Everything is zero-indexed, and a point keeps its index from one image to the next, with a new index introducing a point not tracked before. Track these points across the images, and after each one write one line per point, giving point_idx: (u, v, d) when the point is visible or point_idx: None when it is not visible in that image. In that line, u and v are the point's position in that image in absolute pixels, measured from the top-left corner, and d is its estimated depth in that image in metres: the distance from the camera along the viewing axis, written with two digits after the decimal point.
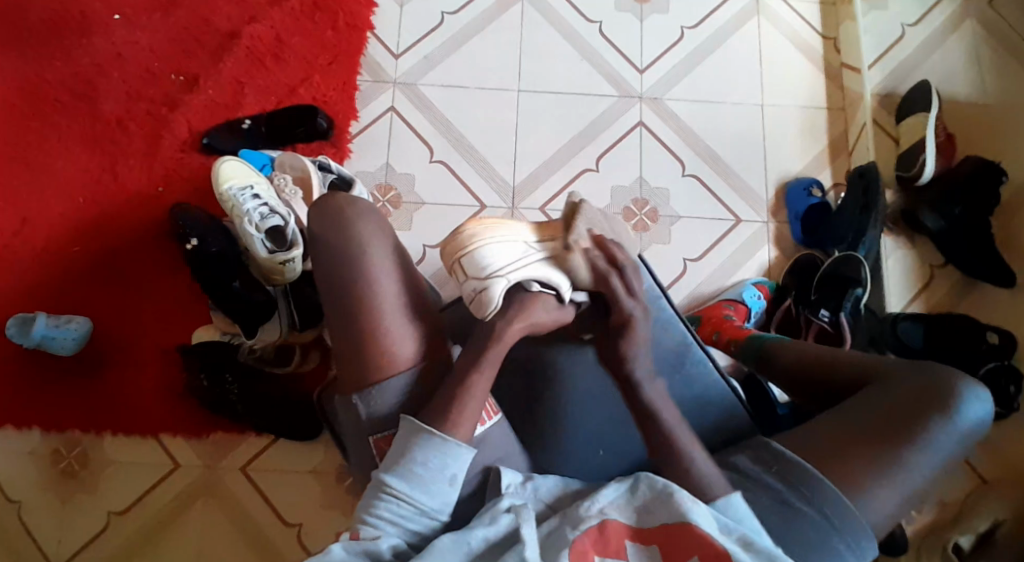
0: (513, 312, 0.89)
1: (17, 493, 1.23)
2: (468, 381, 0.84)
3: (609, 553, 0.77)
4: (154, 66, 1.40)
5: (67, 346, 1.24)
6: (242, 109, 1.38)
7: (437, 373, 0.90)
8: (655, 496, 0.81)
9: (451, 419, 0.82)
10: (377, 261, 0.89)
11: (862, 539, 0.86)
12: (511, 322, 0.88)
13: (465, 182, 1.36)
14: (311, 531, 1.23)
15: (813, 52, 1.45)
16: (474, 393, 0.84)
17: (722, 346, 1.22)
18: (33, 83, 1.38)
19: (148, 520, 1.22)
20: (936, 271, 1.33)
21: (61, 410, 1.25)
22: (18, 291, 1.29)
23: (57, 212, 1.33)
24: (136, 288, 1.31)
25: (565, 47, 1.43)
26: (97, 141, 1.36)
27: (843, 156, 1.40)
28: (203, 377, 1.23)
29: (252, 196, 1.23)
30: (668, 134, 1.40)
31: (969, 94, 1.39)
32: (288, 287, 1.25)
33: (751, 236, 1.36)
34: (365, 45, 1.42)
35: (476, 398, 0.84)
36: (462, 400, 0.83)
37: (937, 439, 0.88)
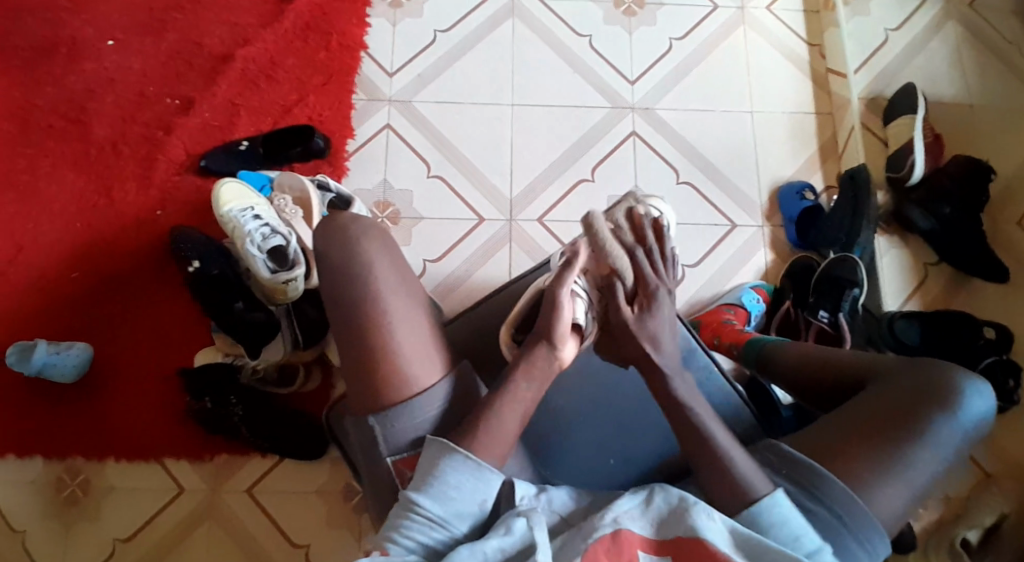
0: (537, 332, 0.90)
1: (19, 523, 1.21)
2: (496, 403, 0.86)
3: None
4: (148, 90, 1.40)
5: (67, 372, 1.23)
6: (238, 130, 1.39)
7: (463, 389, 0.92)
8: (671, 509, 0.81)
9: (472, 434, 0.84)
10: (382, 274, 0.91)
11: (873, 536, 0.87)
12: (534, 344, 0.90)
13: (462, 197, 1.37)
14: (318, 551, 1.22)
15: (800, 59, 1.48)
16: (503, 411, 0.86)
17: (723, 351, 1.23)
18: (27, 110, 1.38)
19: (150, 548, 1.21)
20: (930, 269, 1.35)
21: (63, 437, 1.24)
22: (16, 318, 1.28)
23: (54, 238, 1.33)
24: (136, 312, 1.30)
25: (556, 61, 1.45)
26: (92, 166, 1.36)
27: (833, 160, 1.42)
28: (206, 399, 1.23)
29: (252, 218, 1.23)
30: (661, 143, 1.42)
31: (954, 96, 1.42)
32: (290, 306, 1.24)
33: (746, 241, 1.38)
34: (358, 64, 1.44)
35: (504, 416, 0.86)
36: (487, 419, 0.85)
37: (941, 436, 0.89)
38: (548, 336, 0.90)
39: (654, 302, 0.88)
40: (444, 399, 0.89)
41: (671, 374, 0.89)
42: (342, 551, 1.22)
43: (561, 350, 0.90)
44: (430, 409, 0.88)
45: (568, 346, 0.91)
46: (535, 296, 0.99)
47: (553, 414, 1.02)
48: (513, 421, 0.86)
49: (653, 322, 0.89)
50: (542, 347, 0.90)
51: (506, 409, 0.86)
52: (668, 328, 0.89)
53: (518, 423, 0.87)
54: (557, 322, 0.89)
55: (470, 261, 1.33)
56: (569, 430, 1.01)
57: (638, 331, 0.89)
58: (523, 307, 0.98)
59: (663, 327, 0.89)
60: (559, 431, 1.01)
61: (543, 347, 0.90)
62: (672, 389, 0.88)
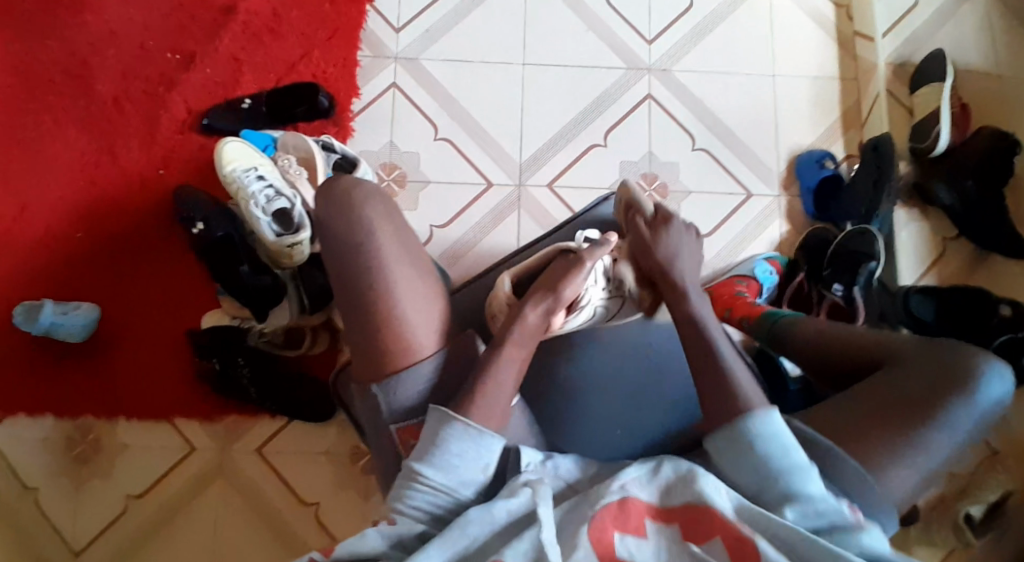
0: (535, 297, 0.91)
1: (30, 481, 1.23)
2: (498, 383, 0.86)
3: (628, 529, 0.77)
4: (149, 44, 1.36)
5: (74, 332, 1.23)
6: (241, 88, 1.35)
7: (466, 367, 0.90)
8: (678, 477, 0.82)
9: (474, 400, 0.84)
10: (386, 245, 0.89)
11: (882, 516, 0.86)
12: (529, 309, 0.91)
13: (470, 159, 1.34)
14: (325, 511, 1.23)
15: (825, 20, 1.42)
16: (503, 387, 0.86)
17: (734, 324, 1.21)
18: (26, 64, 1.35)
19: (161, 506, 1.23)
20: (948, 244, 1.32)
21: (72, 396, 1.25)
22: (22, 278, 1.28)
23: (58, 197, 1.31)
24: (142, 272, 1.30)
25: (571, 18, 1.40)
26: (94, 122, 1.34)
27: (856, 128, 1.38)
28: (215, 360, 1.23)
29: (256, 178, 1.20)
30: (677, 107, 1.38)
31: (981, 65, 1.34)
32: (297, 272, 1.24)
33: (762, 211, 1.34)
34: (364, 19, 1.39)
35: (505, 393, 0.86)
36: (486, 397, 0.85)
37: (957, 419, 0.88)
38: (553, 291, 0.92)
39: (670, 223, 0.97)
40: (444, 375, 0.89)
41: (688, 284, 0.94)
42: (349, 513, 1.23)
43: (554, 315, 0.92)
44: (430, 377, 0.88)
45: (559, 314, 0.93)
46: (548, 257, 0.99)
47: (558, 390, 1.00)
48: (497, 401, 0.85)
49: (668, 237, 0.96)
50: (539, 311, 0.91)
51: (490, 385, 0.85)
52: (684, 247, 0.96)
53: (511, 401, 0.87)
54: (565, 284, 0.92)
55: (478, 227, 1.31)
56: (574, 406, 1.00)
57: (656, 247, 0.95)
58: (530, 263, 0.99)
59: (685, 246, 0.96)
60: (559, 405, 1.00)
61: (536, 309, 0.91)
62: (693, 308, 0.92)
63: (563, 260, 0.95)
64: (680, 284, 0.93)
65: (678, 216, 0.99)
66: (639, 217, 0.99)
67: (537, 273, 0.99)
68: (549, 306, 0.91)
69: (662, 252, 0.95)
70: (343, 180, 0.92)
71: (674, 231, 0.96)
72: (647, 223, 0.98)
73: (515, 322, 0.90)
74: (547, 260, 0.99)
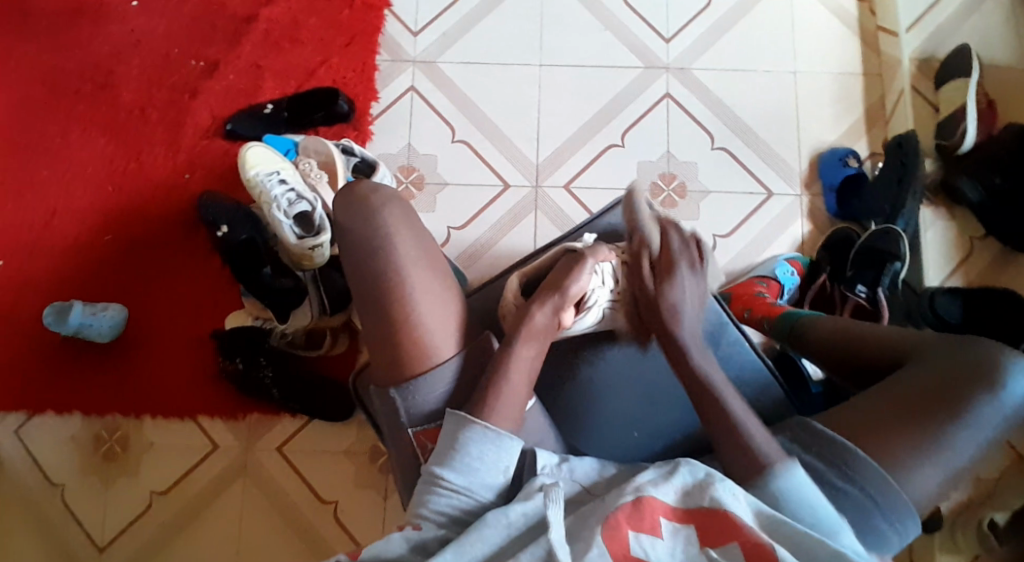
0: (543, 296, 0.92)
1: (61, 478, 1.27)
2: (506, 387, 0.86)
3: (644, 527, 0.76)
4: (173, 52, 1.39)
5: (103, 333, 1.27)
6: (263, 93, 1.38)
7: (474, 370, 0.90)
8: (696, 482, 0.81)
9: (487, 404, 0.85)
10: (402, 245, 0.90)
11: (905, 518, 0.85)
12: (538, 308, 0.91)
13: (488, 162, 1.34)
14: (346, 509, 1.25)
15: (848, 15, 1.39)
16: (514, 390, 0.86)
17: (754, 324, 1.20)
18: (57, 73, 1.39)
19: (184, 502, 1.26)
20: (975, 244, 1.28)
21: (101, 395, 1.29)
22: (54, 281, 1.32)
23: (87, 202, 1.35)
24: (167, 275, 1.33)
25: (588, 18, 1.40)
26: (122, 129, 1.37)
27: (879, 126, 1.35)
28: (239, 360, 1.26)
29: (279, 182, 1.22)
30: (696, 106, 1.36)
31: (1009, 61, 1.31)
32: (319, 273, 1.24)
33: (783, 211, 1.33)
34: (382, 23, 1.40)
35: (516, 396, 0.86)
36: (494, 402, 0.85)
37: (982, 416, 0.86)
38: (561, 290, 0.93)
39: (675, 273, 0.92)
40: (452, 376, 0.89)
41: (691, 342, 0.91)
42: (369, 512, 1.25)
43: (562, 313, 0.93)
44: (449, 381, 0.88)
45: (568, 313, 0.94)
46: (553, 260, 1.00)
47: (572, 393, 1.00)
48: (509, 406, 0.85)
49: (671, 291, 0.91)
50: (547, 310, 0.91)
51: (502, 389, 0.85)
52: (690, 298, 0.91)
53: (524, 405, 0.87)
54: (571, 282, 0.93)
55: (495, 229, 1.32)
56: (586, 410, 1.00)
57: (659, 303, 0.91)
58: (538, 263, 1.00)
59: (688, 299, 0.91)
60: (575, 408, 1.00)
61: (545, 307, 0.91)
62: (696, 367, 0.90)
63: (568, 260, 0.96)
64: (681, 342, 0.91)
65: (685, 256, 0.93)
66: (643, 263, 0.93)
67: (544, 275, 1.00)
68: (555, 304, 0.92)
69: (667, 302, 0.91)
70: (361, 183, 0.94)
71: (678, 285, 0.91)
72: (651, 270, 0.93)
73: (525, 320, 0.90)
74: (552, 263, 1.00)
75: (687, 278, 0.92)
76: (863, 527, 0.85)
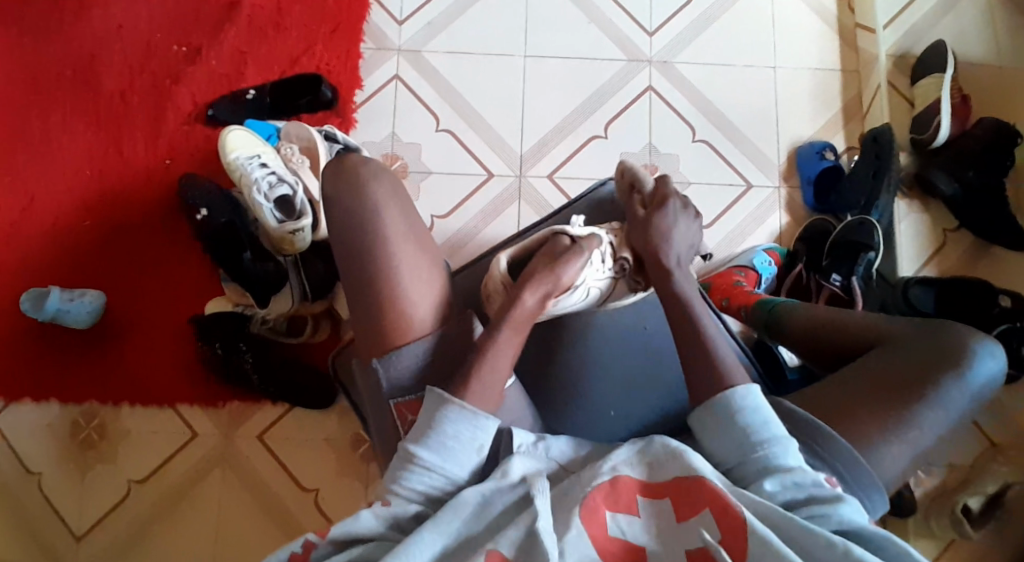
0: (531, 281, 0.91)
1: (37, 465, 1.25)
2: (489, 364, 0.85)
3: (620, 508, 0.77)
4: (155, 37, 1.38)
5: (80, 318, 1.25)
6: (245, 80, 1.37)
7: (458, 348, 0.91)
8: (665, 454, 0.81)
9: (470, 382, 0.84)
10: (390, 222, 0.90)
11: (873, 494, 0.85)
12: (525, 293, 0.91)
13: (472, 151, 1.35)
14: (327, 498, 1.25)
15: (827, 12, 1.42)
16: (496, 367, 0.85)
17: (733, 313, 1.21)
18: (35, 56, 1.38)
19: (163, 491, 1.24)
20: (949, 235, 1.31)
21: (79, 382, 1.27)
22: (31, 266, 1.30)
23: (66, 187, 1.33)
24: (147, 261, 1.31)
25: (572, 11, 1.41)
26: (102, 114, 1.36)
27: (856, 121, 1.38)
28: (218, 346, 1.25)
29: (260, 165, 1.22)
30: (677, 99, 1.38)
31: (984, 57, 1.35)
32: (298, 258, 1.24)
33: (762, 203, 1.35)
34: (367, 12, 1.41)
35: (498, 375, 0.85)
36: (472, 383, 0.84)
37: (951, 396, 0.89)
38: (549, 276, 0.92)
39: (667, 205, 0.99)
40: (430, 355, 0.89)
41: (678, 264, 0.95)
42: (349, 501, 1.24)
43: (550, 300, 0.92)
44: (428, 355, 0.88)
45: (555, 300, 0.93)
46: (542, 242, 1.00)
47: (555, 377, 1.01)
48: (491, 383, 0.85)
49: (662, 221, 0.97)
50: (534, 297, 0.91)
51: (486, 367, 0.85)
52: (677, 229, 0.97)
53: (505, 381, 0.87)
54: (563, 270, 0.93)
55: (478, 218, 1.32)
56: (569, 393, 1.00)
57: (649, 229, 0.97)
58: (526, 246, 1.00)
59: (676, 228, 0.97)
60: (563, 390, 1.00)
61: (531, 293, 0.91)
62: (676, 286, 0.93)
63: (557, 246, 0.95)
64: (666, 264, 0.94)
65: (678, 197, 0.99)
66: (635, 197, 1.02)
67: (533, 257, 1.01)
68: (545, 290, 0.92)
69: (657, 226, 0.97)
70: (346, 155, 0.96)
71: (667, 215, 0.98)
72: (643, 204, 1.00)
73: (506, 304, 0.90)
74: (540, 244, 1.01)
75: (676, 212, 0.99)
76: None
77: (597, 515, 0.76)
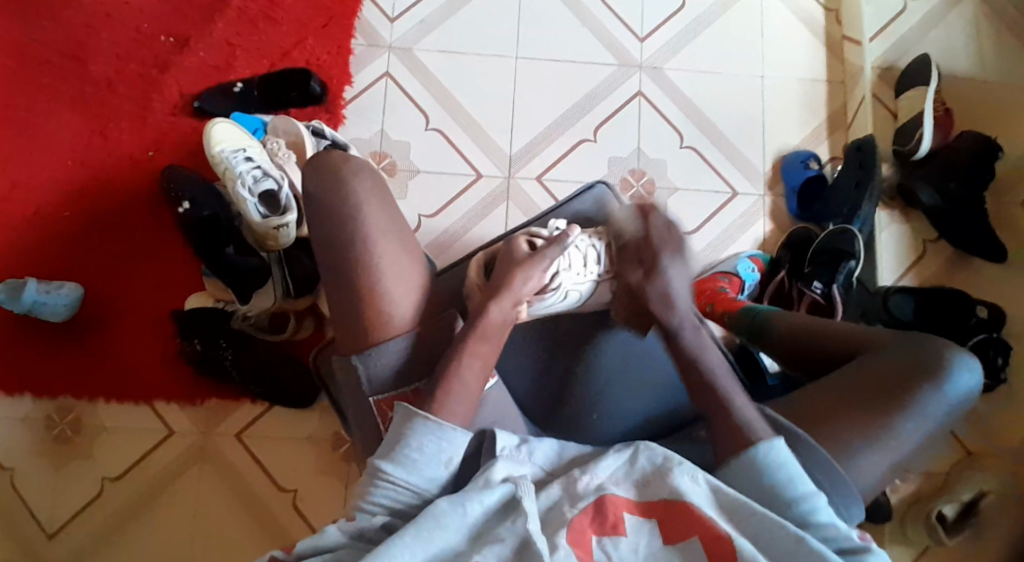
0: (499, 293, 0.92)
1: (11, 460, 1.22)
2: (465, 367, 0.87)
3: (606, 528, 0.78)
4: (142, 25, 1.36)
5: (58, 311, 1.22)
6: (233, 72, 1.35)
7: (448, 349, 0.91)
8: (654, 469, 0.83)
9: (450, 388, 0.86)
10: (372, 220, 0.89)
11: (851, 502, 0.88)
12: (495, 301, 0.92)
13: (461, 151, 1.34)
14: (307, 497, 1.23)
15: (816, 23, 1.44)
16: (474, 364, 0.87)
17: (716, 319, 1.22)
18: (16, 40, 1.34)
19: (138, 489, 1.22)
20: (928, 246, 1.34)
21: (53, 376, 1.24)
22: (7, 257, 1.27)
23: (45, 175, 1.31)
24: (127, 254, 1.29)
25: (565, 14, 1.41)
26: (84, 102, 1.33)
27: (841, 131, 1.39)
28: (197, 342, 1.23)
29: (245, 159, 1.20)
30: (667, 104, 1.39)
31: (968, 72, 1.38)
32: (283, 254, 1.22)
33: (748, 210, 1.36)
34: (359, 8, 1.39)
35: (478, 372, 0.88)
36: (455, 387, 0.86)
37: (928, 407, 0.90)
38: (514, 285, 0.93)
39: (656, 259, 0.94)
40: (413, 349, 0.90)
41: (682, 328, 0.93)
42: (329, 499, 1.23)
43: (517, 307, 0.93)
44: (408, 350, 0.90)
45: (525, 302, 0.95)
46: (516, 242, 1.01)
47: (543, 378, 1.01)
48: (477, 386, 0.87)
49: (660, 284, 0.93)
50: (503, 302, 0.92)
51: (472, 366, 0.87)
52: (678, 288, 0.93)
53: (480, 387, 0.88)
54: (518, 281, 0.93)
55: (467, 218, 1.32)
56: (557, 396, 1.00)
57: (650, 295, 0.93)
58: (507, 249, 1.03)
59: (676, 288, 0.93)
60: (552, 391, 1.00)
61: (499, 299, 0.92)
62: (686, 343, 0.93)
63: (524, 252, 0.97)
64: (677, 329, 0.93)
65: (670, 246, 0.94)
66: (627, 254, 0.96)
67: None
68: (512, 300, 0.92)
69: (653, 292, 0.93)
70: (328, 151, 0.93)
71: (665, 277, 0.93)
72: (635, 259, 0.96)
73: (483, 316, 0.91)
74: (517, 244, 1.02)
75: (667, 268, 0.94)
76: None
77: (583, 539, 0.76)
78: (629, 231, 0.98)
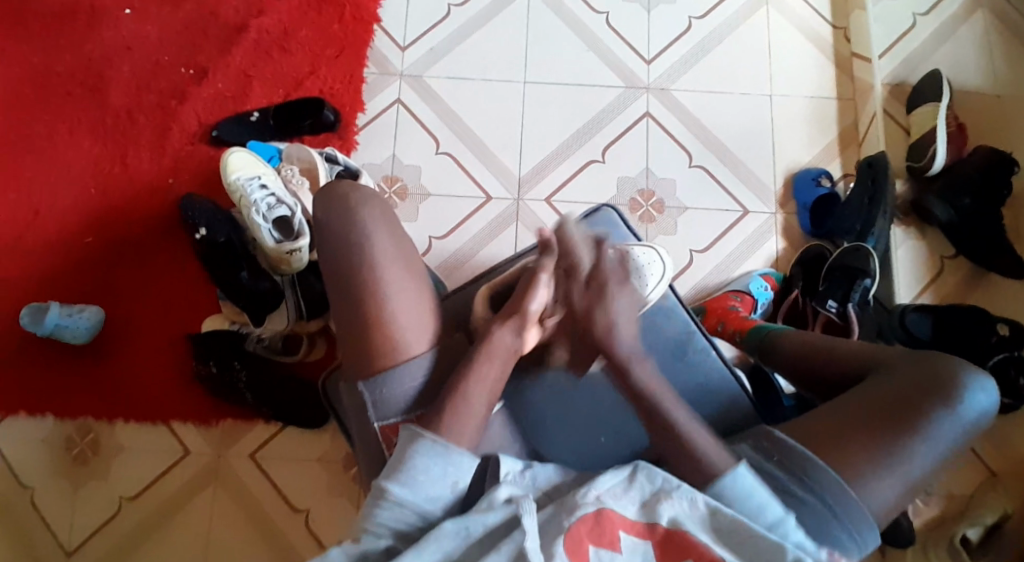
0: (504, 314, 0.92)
1: (30, 480, 1.25)
2: (465, 389, 0.87)
3: (603, 543, 0.77)
4: (163, 58, 1.41)
5: (79, 334, 1.26)
6: (249, 102, 1.40)
7: (447, 366, 0.92)
8: (652, 490, 0.81)
9: (450, 419, 0.85)
10: (379, 245, 0.91)
11: (863, 528, 0.86)
12: (502, 325, 0.92)
13: (471, 174, 1.36)
14: (319, 519, 1.24)
15: (823, 42, 1.44)
16: (472, 392, 0.87)
17: (727, 337, 1.21)
18: (45, 74, 1.40)
19: (154, 509, 1.24)
20: (946, 263, 1.31)
21: (73, 398, 1.28)
22: (32, 281, 1.32)
23: (69, 203, 1.35)
24: (146, 278, 1.32)
25: (572, 38, 1.43)
26: (108, 133, 1.38)
27: (853, 148, 1.39)
28: (212, 364, 1.25)
29: (259, 186, 1.23)
30: (674, 125, 1.40)
31: (981, 86, 1.37)
32: (296, 277, 1.25)
33: (758, 228, 1.35)
34: (371, 37, 1.43)
35: (476, 404, 0.87)
36: (456, 405, 0.86)
37: (941, 428, 0.87)
38: (520, 313, 0.92)
39: (607, 290, 0.90)
40: (427, 373, 0.90)
41: (631, 361, 0.90)
42: (340, 520, 1.24)
43: (526, 332, 0.92)
44: (428, 372, 0.90)
45: (531, 330, 0.93)
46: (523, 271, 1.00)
47: (544, 396, 1.00)
48: (482, 406, 0.88)
49: (605, 313, 0.89)
50: (512, 326, 0.92)
51: (476, 394, 0.87)
52: (624, 318, 0.90)
53: (484, 411, 0.88)
54: (530, 300, 0.92)
55: (475, 239, 1.34)
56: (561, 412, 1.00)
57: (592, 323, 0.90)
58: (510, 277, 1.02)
59: (623, 314, 0.90)
60: (553, 408, 1.00)
61: (511, 323, 0.92)
62: (635, 379, 0.89)
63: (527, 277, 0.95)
64: (625, 362, 0.90)
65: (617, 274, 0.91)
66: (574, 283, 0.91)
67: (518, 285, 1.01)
68: (519, 323, 0.92)
69: (602, 317, 0.89)
70: (340, 178, 0.97)
71: (611, 306, 0.90)
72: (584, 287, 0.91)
73: (486, 339, 0.91)
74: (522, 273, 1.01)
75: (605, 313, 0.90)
76: (821, 536, 0.86)
77: (580, 549, 0.76)
78: (579, 259, 0.93)
